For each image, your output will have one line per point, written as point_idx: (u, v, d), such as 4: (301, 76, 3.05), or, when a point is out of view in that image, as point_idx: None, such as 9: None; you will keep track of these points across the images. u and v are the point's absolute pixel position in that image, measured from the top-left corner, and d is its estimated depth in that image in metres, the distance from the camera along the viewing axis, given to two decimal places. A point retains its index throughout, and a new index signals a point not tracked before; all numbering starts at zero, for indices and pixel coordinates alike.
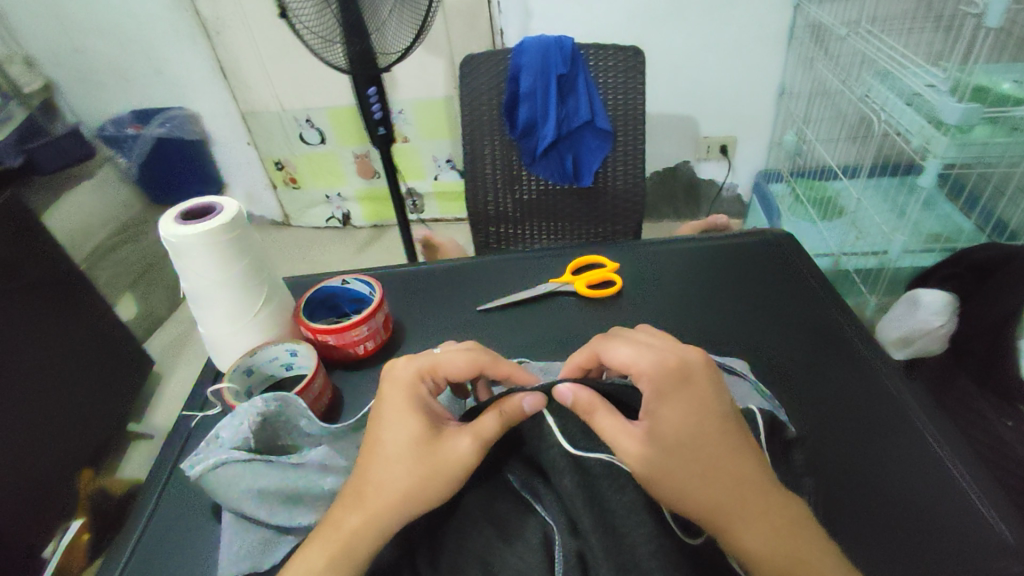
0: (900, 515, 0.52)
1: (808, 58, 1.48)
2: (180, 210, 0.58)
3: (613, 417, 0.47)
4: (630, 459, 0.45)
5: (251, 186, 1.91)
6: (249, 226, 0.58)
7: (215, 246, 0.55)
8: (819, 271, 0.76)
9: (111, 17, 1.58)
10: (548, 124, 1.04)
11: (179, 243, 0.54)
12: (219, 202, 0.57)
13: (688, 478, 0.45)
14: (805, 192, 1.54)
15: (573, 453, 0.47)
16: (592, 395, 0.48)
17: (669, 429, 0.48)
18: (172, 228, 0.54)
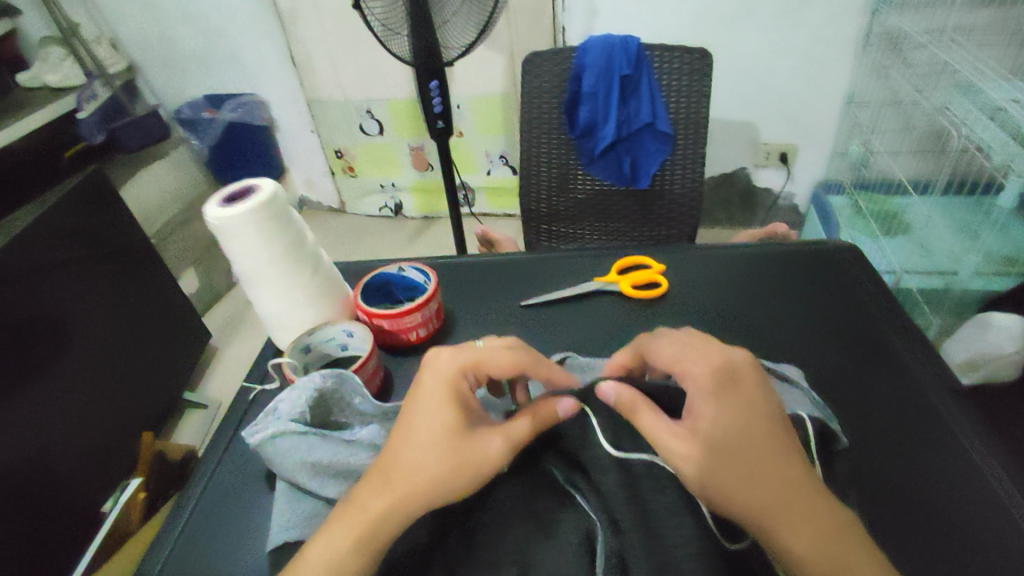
0: (945, 535, 0.50)
1: (883, 65, 1.43)
2: (221, 196, 0.60)
3: (656, 416, 0.47)
4: (673, 457, 0.45)
5: (311, 172, 1.97)
6: (285, 202, 0.59)
7: (252, 223, 0.57)
8: (879, 283, 0.73)
9: (194, 6, 1.66)
10: (609, 124, 1.03)
11: (223, 225, 0.56)
12: (256, 184, 0.59)
13: (732, 480, 0.44)
14: (868, 206, 1.48)
15: (616, 454, 0.47)
16: (633, 393, 0.48)
17: (713, 429, 0.47)
18: (214, 210, 0.57)
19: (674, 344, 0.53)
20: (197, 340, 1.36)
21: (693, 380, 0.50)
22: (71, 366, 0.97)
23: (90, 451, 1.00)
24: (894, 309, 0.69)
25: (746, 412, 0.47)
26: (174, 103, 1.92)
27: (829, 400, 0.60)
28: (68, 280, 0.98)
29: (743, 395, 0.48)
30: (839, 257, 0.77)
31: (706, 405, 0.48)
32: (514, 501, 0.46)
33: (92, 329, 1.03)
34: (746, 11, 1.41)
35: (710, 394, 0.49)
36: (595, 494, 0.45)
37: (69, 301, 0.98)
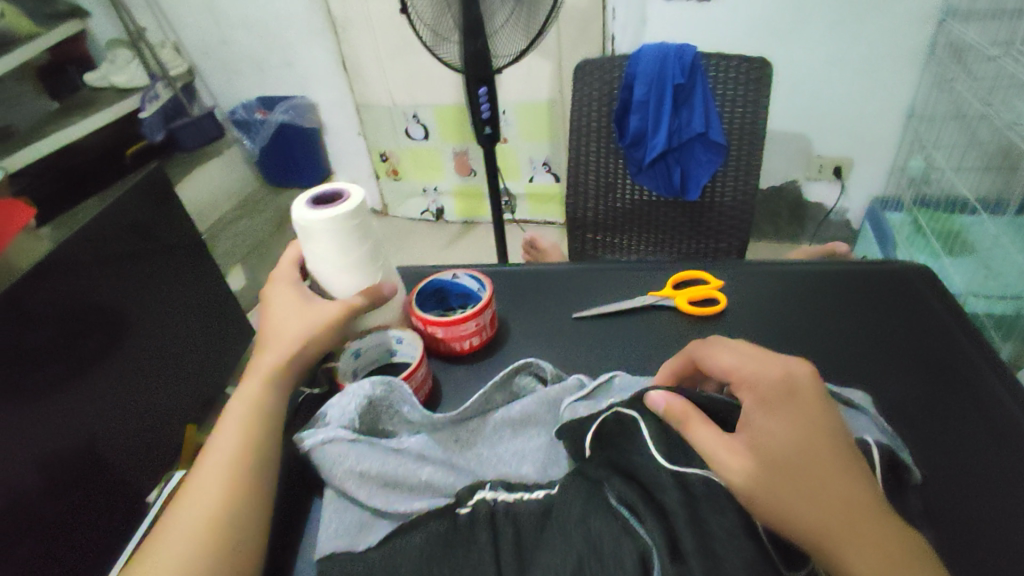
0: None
1: (946, 78, 1.37)
2: (312, 193, 0.59)
3: (708, 428, 0.47)
4: (723, 471, 0.45)
5: (356, 174, 2.00)
6: (371, 215, 0.58)
7: (338, 232, 0.55)
8: (956, 309, 0.68)
9: (251, 11, 1.71)
10: (659, 134, 1.02)
11: (309, 227, 0.55)
12: (348, 189, 0.58)
13: (787, 499, 0.43)
14: (927, 224, 1.41)
15: (673, 469, 0.46)
16: (684, 405, 0.49)
17: (770, 443, 0.46)
18: (304, 211, 0.55)
19: (732, 351, 0.52)
20: None
21: (750, 390, 0.49)
22: (140, 360, 0.88)
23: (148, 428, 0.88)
24: (975, 338, 0.65)
25: (806, 425, 0.46)
26: (227, 104, 1.97)
27: (906, 434, 0.57)
28: (132, 275, 0.87)
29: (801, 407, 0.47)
30: (909, 279, 0.72)
31: (763, 417, 0.48)
32: (573, 521, 0.45)
33: (157, 314, 0.93)
34: (804, 21, 1.37)
35: (768, 406, 0.48)
36: (657, 517, 0.43)
37: (134, 296, 0.87)
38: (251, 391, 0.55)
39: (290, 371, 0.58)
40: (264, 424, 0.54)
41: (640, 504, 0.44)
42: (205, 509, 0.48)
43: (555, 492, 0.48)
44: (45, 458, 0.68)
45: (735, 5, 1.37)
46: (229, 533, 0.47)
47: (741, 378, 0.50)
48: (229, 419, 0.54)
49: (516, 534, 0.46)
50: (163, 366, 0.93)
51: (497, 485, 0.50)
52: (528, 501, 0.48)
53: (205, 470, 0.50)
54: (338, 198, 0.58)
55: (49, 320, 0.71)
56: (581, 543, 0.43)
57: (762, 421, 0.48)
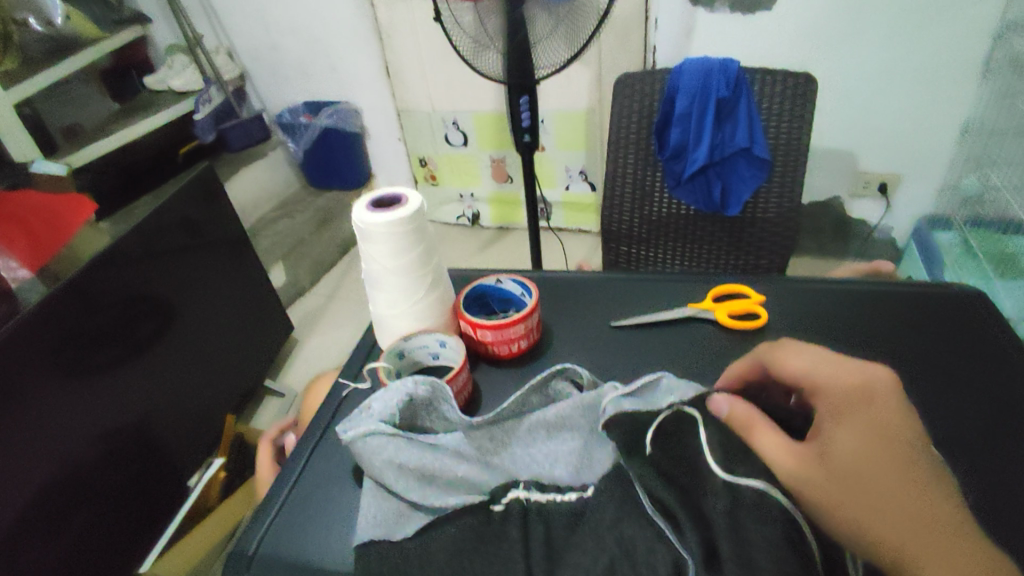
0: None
1: (1004, 94, 1.32)
2: (371, 198, 0.62)
3: (773, 434, 0.47)
4: (786, 479, 0.45)
5: (395, 178, 2.04)
6: (425, 219, 0.61)
7: (393, 234, 0.59)
8: (1014, 332, 0.66)
9: (302, 18, 1.76)
10: (700, 148, 0.99)
11: (367, 230, 0.59)
12: (406, 195, 0.61)
13: (855, 511, 0.43)
14: (979, 244, 1.37)
15: (728, 479, 0.45)
16: (748, 410, 0.49)
17: (838, 453, 0.46)
18: (364, 214, 0.59)
19: (806, 356, 0.52)
20: (280, 329, 1.45)
21: (823, 399, 0.49)
22: (170, 355, 1.06)
23: (193, 418, 1.11)
24: None
25: (881, 438, 0.46)
26: (274, 107, 2.03)
27: (960, 465, 0.54)
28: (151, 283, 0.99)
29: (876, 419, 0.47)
30: (964, 304, 0.70)
31: (834, 425, 0.47)
32: (605, 525, 0.45)
33: (191, 316, 1.12)
34: (851, 34, 1.35)
35: (838, 417, 0.48)
36: (696, 526, 0.43)
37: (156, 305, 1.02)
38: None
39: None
40: None
41: (677, 509, 0.44)
42: None
43: (587, 496, 0.49)
44: (63, 459, 0.81)
45: (782, 16, 1.36)
46: None
47: (814, 386, 0.50)
48: None
49: (547, 533, 0.47)
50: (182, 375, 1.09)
51: (530, 484, 0.51)
52: (559, 502, 0.49)
53: None
54: (395, 203, 0.62)
55: (106, 309, 0.90)
56: (613, 546, 0.44)
57: (833, 430, 0.47)
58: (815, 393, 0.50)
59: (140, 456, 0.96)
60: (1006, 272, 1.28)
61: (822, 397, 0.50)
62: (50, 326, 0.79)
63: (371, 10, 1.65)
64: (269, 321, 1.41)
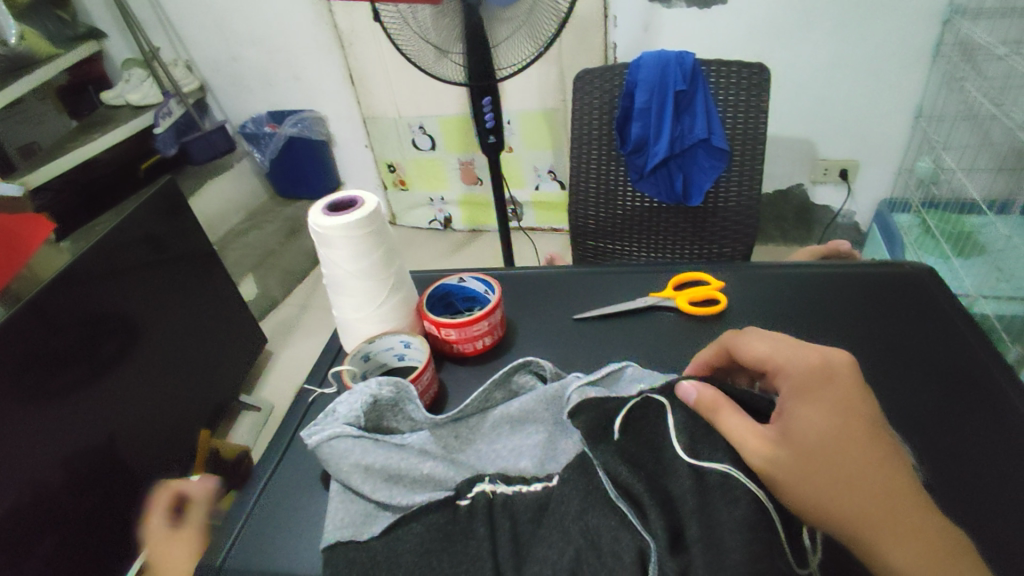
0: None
1: (955, 78, 1.37)
2: (327, 202, 0.62)
3: (738, 416, 0.48)
4: (752, 458, 0.46)
5: (364, 185, 2.03)
6: (383, 222, 0.61)
7: (350, 238, 0.58)
8: (962, 306, 0.69)
9: (262, 28, 1.75)
10: (661, 141, 1.00)
11: (324, 233, 0.59)
12: (361, 197, 0.61)
13: (817, 486, 0.44)
14: (937, 224, 1.43)
15: (692, 462, 0.46)
16: (715, 393, 0.49)
17: (800, 430, 0.46)
18: (319, 218, 0.59)
19: (766, 341, 0.53)
20: (252, 341, 1.43)
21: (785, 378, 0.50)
22: (138, 374, 1.04)
23: (161, 440, 1.09)
24: (977, 330, 0.66)
25: (843, 414, 0.46)
26: (238, 119, 2.01)
27: (915, 440, 0.56)
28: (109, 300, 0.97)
29: (834, 394, 0.47)
30: (917, 281, 0.73)
31: (796, 405, 0.48)
32: (571, 516, 0.45)
33: (157, 334, 1.10)
34: (803, 26, 1.38)
35: (802, 394, 0.49)
36: (660, 511, 0.44)
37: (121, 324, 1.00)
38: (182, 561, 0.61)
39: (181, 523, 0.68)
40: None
41: (642, 496, 0.44)
42: None
43: (552, 486, 0.49)
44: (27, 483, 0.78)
45: (737, 10, 1.38)
46: None
47: (776, 367, 0.52)
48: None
49: (513, 527, 0.47)
50: (150, 392, 1.07)
51: (496, 477, 0.51)
52: (525, 493, 0.49)
53: None
54: (352, 206, 0.61)
55: (71, 326, 0.88)
56: (579, 537, 0.44)
57: (795, 409, 0.48)
58: (778, 373, 0.52)
59: (117, 466, 0.96)
60: (964, 251, 1.36)
61: (785, 376, 0.51)
62: (12, 341, 0.77)
63: (332, 18, 1.64)
64: (241, 335, 1.40)
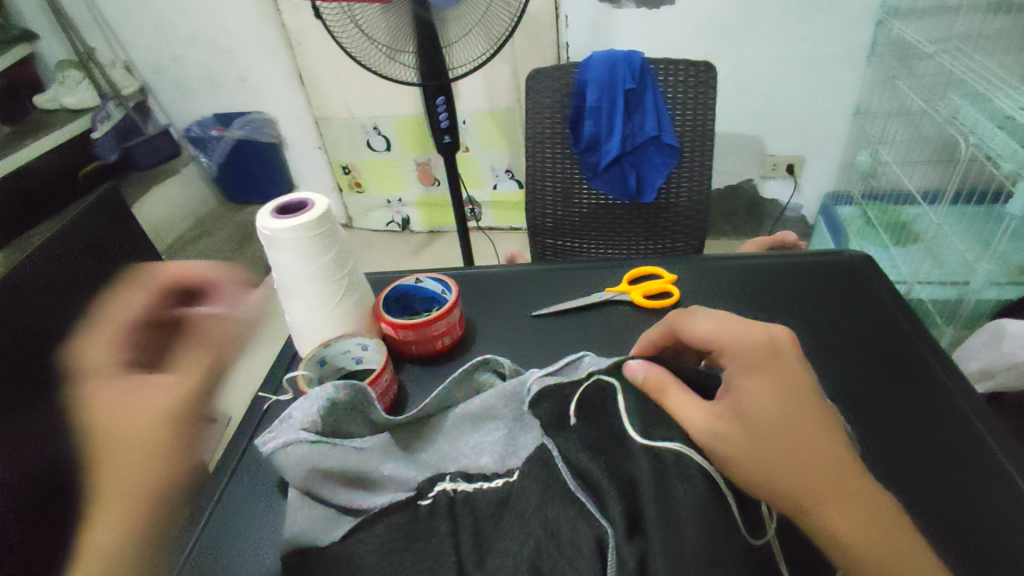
0: (978, 549, 0.49)
1: (888, 76, 1.44)
2: (275, 204, 0.61)
3: (684, 395, 0.49)
4: (697, 433, 0.46)
5: (318, 188, 1.99)
6: (335, 222, 0.60)
7: (299, 240, 0.57)
8: (896, 290, 0.72)
9: (205, 28, 1.69)
10: (613, 138, 1.04)
11: (272, 235, 0.57)
12: (311, 198, 0.60)
13: (766, 462, 0.46)
14: (877, 216, 1.50)
15: (645, 443, 0.47)
16: (662, 373, 0.50)
17: (747, 405, 0.48)
18: (267, 221, 0.58)
19: (712, 321, 0.55)
20: None
21: (733, 357, 0.52)
22: None
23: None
24: (909, 312, 0.70)
25: (785, 391, 0.49)
26: (183, 122, 1.94)
27: (854, 417, 0.59)
28: None
29: (780, 372, 0.50)
30: (856, 268, 0.76)
31: (743, 380, 0.50)
32: (531, 510, 0.45)
33: None
34: (746, 27, 1.43)
35: (748, 371, 0.50)
36: (621, 498, 0.44)
37: None
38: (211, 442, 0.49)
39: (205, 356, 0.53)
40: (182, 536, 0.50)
41: (602, 485, 0.45)
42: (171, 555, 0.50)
43: (513, 481, 0.49)
44: None
45: (683, 10, 1.42)
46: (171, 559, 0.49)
47: (722, 346, 0.54)
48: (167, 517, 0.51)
49: (475, 523, 0.48)
50: None
51: (457, 476, 0.51)
52: (485, 489, 0.50)
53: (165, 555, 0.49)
54: (302, 208, 0.60)
55: None
56: (539, 529, 0.44)
57: (742, 386, 0.50)
58: (725, 353, 0.54)
59: None
60: (901, 240, 1.42)
61: (732, 355, 0.53)
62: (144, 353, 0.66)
63: (278, 16, 1.61)
64: None
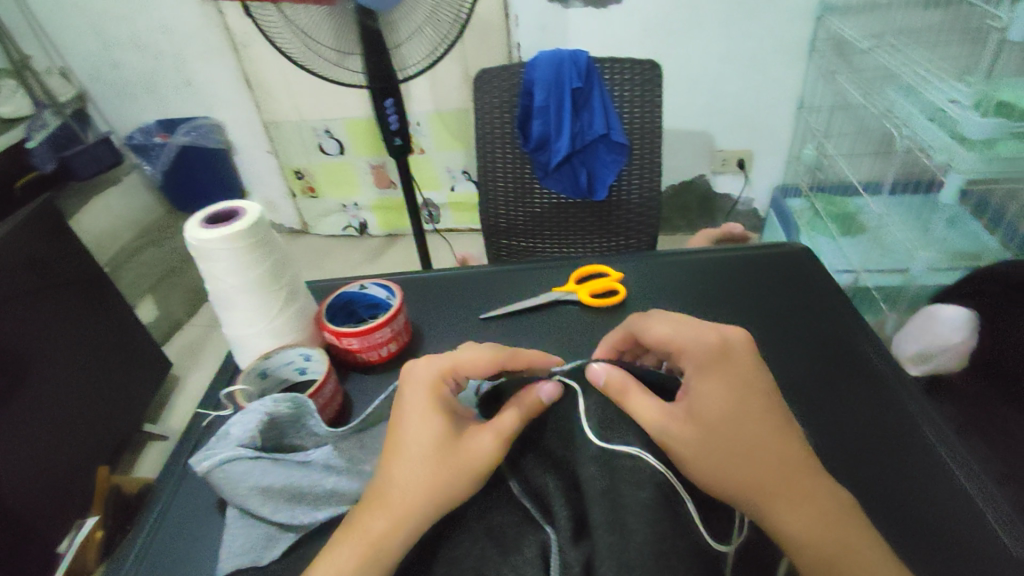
0: (921, 535, 0.50)
1: (829, 70, 1.49)
2: (205, 215, 0.59)
3: (644, 398, 0.49)
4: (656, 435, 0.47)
5: (270, 194, 1.94)
6: (269, 230, 0.58)
7: (231, 250, 0.55)
8: (833, 281, 0.75)
9: (144, 30, 1.63)
10: (562, 138, 1.03)
11: (201, 247, 0.55)
12: (242, 207, 0.58)
13: (723, 462, 0.46)
14: (824, 207, 1.53)
15: (602, 445, 0.46)
16: (622, 376, 0.50)
17: (703, 408, 0.49)
18: (196, 231, 0.56)
19: (666, 322, 0.55)
20: (154, 367, 1.35)
21: (688, 357, 0.52)
22: None
23: (50, 487, 1.02)
24: (847, 302, 0.72)
25: (740, 391, 0.50)
26: (125, 129, 1.86)
27: (799, 406, 0.60)
28: None
29: (734, 372, 0.50)
30: (796, 260, 0.78)
31: (699, 381, 0.51)
32: (474, 517, 0.47)
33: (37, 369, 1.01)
34: (693, 25, 1.45)
35: (702, 371, 0.51)
36: (568, 500, 0.45)
37: None
38: (488, 437, 0.48)
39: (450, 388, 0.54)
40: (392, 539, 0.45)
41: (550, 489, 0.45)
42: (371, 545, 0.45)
43: None
44: None
45: (631, 9, 1.44)
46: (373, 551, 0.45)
47: (678, 348, 0.53)
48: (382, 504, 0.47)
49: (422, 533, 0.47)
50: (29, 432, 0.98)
51: None
52: None
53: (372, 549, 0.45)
54: (235, 216, 0.59)
55: None
56: (482, 536, 0.45)
57: (699, 387, 0.50)
58: (680, 354, 0.54)
59: None
60: (848, 230, 1.45)
61: (686, 356, 0.53)
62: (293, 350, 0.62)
63: (221, 19, 1.56)
64: (139, 362, 1.30)
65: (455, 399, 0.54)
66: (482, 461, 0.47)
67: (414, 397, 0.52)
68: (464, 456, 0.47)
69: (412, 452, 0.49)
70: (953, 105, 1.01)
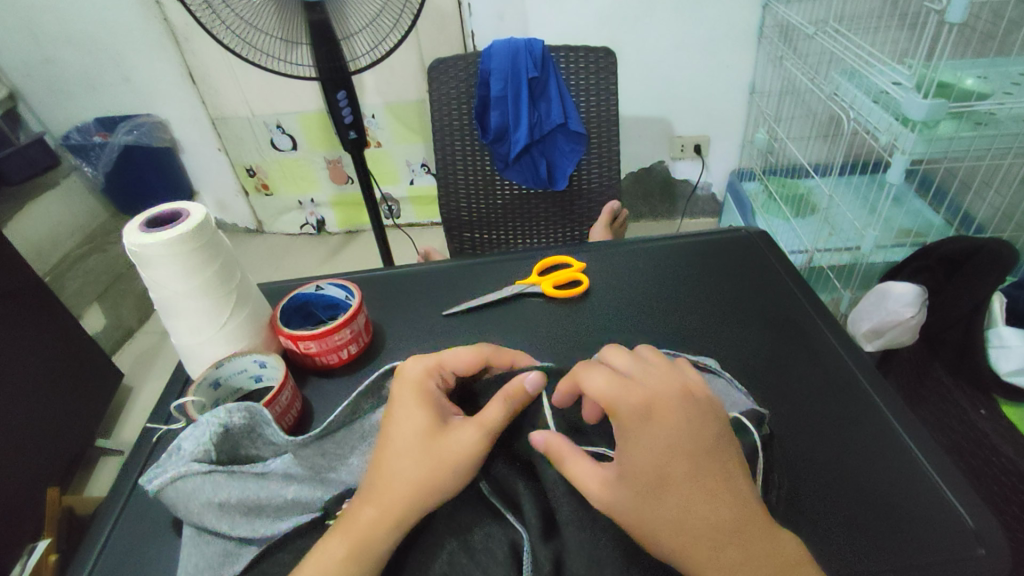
0: (882, 510, 0.51)
1: (777, 56, 1.51)
2: (146, 218, 0.56)
3: (584, 464, 0.44)
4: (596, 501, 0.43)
5: (222, 194, 1.87)
6: (216, 232, 0.56)
7: (175, 253, 0.53)
8: (789, 262, 0.76)
9: (75, 23, 1.54)
10: (521, 129, 1.01)
11: (142, 252, 0.52)
12: (186, 209, 0.55)
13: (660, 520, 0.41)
14: (777, 190, 1.58)
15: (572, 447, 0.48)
16: (563, 442, 0.45)
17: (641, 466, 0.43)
18: (136, 236, 0.52)
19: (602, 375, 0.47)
20: (107, 379, 1.30)
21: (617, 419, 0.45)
22: None
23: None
24: (800, 282, 0.74)
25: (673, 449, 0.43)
26: (61, 129, 1.76)
27: (757, 390, 0.61)
28: None
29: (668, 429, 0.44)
30: (753, 244, 0.79)
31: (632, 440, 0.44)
32: (441, 519, 0.45)
33: None
34: (648, 11, 1.46)
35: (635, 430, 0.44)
36: (534, 497, 0.45)
37: None
38: (471, 429, 0.47)
39: (437, 383, 0.52)
40: (381, 533, 0.44)
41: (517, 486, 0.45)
42: (358, 538, 0.44)
43: None
44: None
45: None
46: (363, 549, 0.43)
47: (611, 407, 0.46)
48: (370, 497, 0.46)
49: None
50: None
51: None
52: None
53: (359, 541, 0.43)
54: (178, 219, 0.56)
55: None
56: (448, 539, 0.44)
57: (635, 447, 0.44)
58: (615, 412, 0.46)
59: None
60: (800, 212, 1.51)
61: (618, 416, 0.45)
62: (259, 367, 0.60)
63: (159, 10, 1.49)
64: (88, 374, 1.24)
65: (444, 397, 0.52)
66: (465, 454, 0.46)
67: (403, 394, 0.51)
68: (448, 451, 0.46)
69: (399, 445, 0.48)
70: (895, 87, 1.03)
